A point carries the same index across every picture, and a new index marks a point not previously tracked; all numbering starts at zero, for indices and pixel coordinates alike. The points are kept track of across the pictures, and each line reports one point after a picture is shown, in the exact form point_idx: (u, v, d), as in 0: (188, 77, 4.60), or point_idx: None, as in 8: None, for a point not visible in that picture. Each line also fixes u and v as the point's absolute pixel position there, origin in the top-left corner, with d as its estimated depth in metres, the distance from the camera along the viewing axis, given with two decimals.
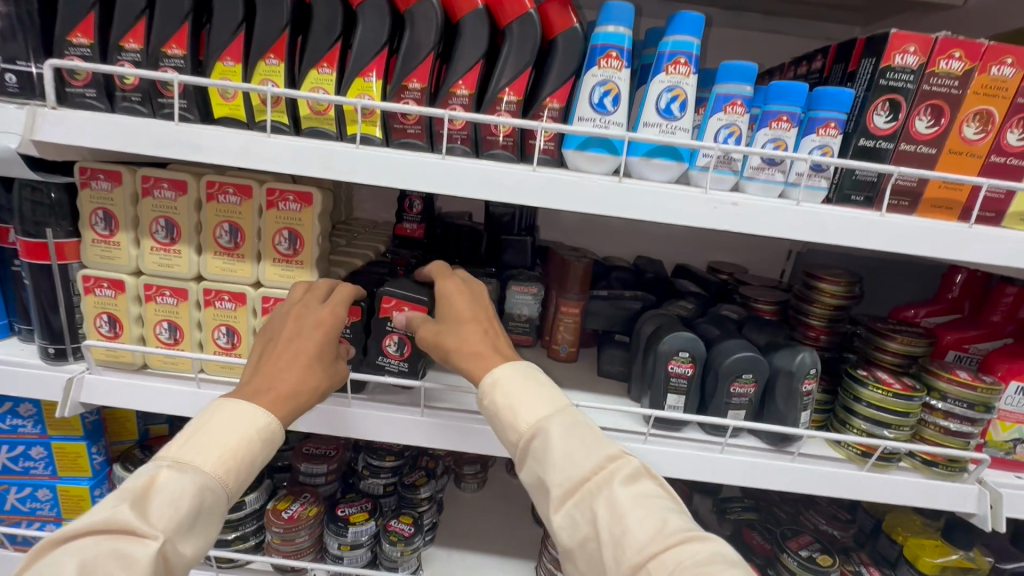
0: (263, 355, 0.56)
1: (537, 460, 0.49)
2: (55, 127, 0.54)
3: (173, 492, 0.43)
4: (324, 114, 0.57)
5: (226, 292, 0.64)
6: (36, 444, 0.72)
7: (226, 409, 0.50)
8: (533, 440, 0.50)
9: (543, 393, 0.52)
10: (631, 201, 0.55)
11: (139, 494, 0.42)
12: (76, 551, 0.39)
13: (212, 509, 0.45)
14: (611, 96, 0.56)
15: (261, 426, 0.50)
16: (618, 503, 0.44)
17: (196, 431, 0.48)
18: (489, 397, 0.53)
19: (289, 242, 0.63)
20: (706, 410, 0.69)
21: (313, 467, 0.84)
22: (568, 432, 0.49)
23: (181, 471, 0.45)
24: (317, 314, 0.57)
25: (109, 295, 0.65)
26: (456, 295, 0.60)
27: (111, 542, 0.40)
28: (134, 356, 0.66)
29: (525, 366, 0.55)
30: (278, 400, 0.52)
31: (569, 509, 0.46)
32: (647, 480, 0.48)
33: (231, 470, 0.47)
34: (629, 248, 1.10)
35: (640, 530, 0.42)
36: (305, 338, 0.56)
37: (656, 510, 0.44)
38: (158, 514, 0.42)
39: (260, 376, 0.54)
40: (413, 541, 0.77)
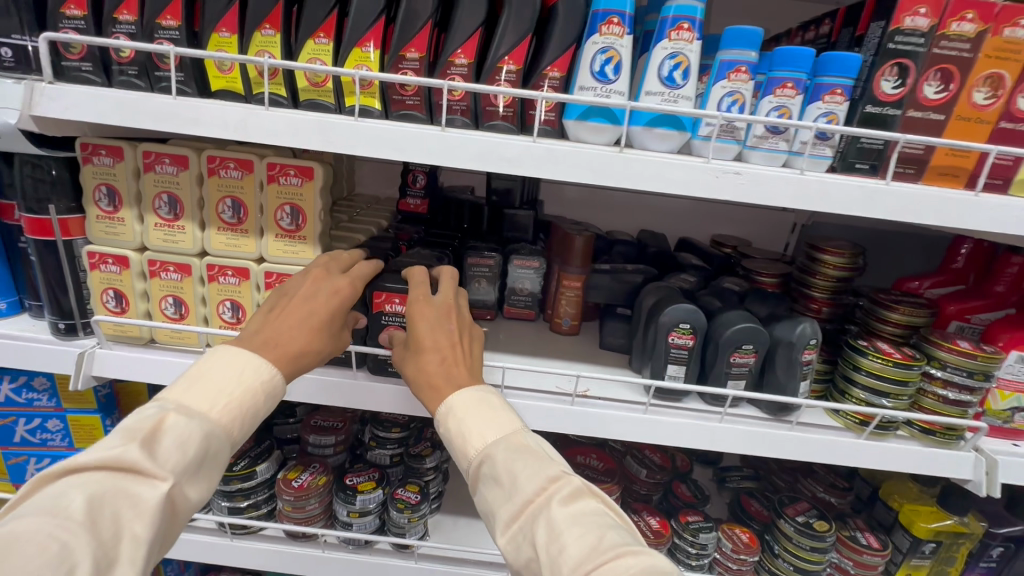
0: (273, 309, 0.56)
1: (486, 484, 0.50)
2: (53, 101, 0.54)
3: (182, 434, 0.44)
4: (322, 86, 0.56)
5: (229, 267, 0.65)
6: (52, 416, 0.74)
7: (232, 358, 0.51)
8: (478, 467, 0.51)
9: (494, 417, 0.53)
10: (632, 171, 0.55)
11: (148, 434, 0.43)
12: (82, 485, 0.39)
13: (216, 456, 0.47)
14: (612, 64, 0.55)
15: (264, 378, 0.51)
16: (555, 523, 0.45)
17: (201, 378, 0.49)
18: (443, 425, 0.54)
19: (292, 217, 0.63)
20: (706, 380, 0.70)
21: (322, 439, 0.86)
22: (511, 455, 0.50)
23: (188, 416, 0.46)
24: (335, 282, 0.59)
25: (114, 270, 0.65)
26: (419, 319, 0.59)
27: (118, 481, 0.40)
28: (141, 330, 0.67)
29: (478, 391, 0.55)
30: (283, 354, 0.53)
31: (514, 531, 0.47)
32: (589, 498, 0.48)
33: (235, 419, 0.48)
34: (632, 222, 1.09)
35: (576, 548, 0.43)
36: (320, 301, 0.57)
37: (593, 527, 0.44)
38: (166, 456, 0.43)
39: (266, 329, 0.54)
40: (419, 508, 0.79)
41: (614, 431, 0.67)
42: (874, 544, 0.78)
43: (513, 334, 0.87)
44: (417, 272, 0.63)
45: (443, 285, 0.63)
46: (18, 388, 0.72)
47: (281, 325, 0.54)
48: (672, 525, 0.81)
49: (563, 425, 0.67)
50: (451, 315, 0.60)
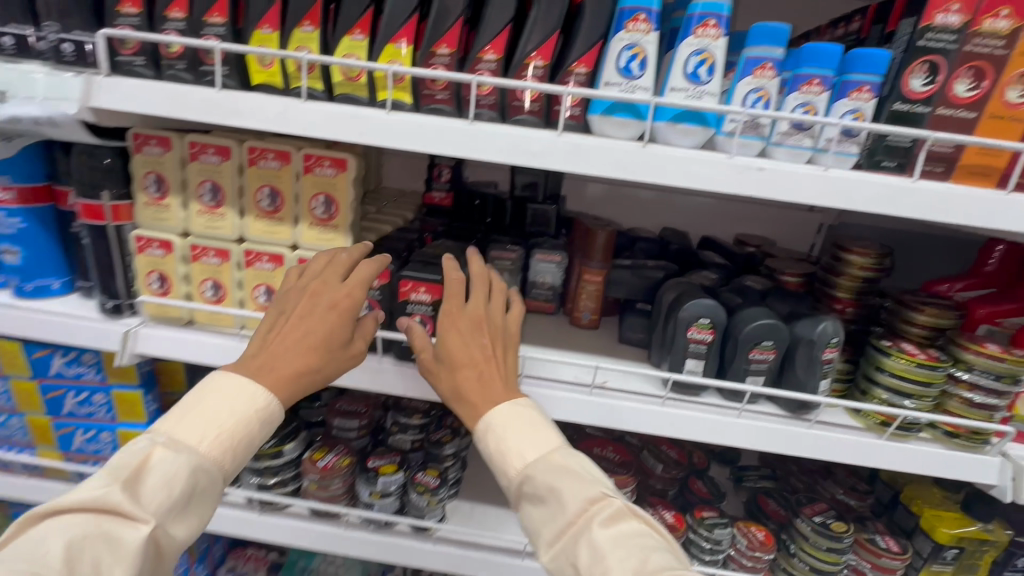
0: (273, 330, 0.59)
1: (529, 502, 0.55)
2: (109, 93, 0.57)
3: (167, 472, 0.49)
4: (357, 80, 0.59)
5: (265, 253, 0.68)
6: (97, 390, 0.78)
7: (224, 387, 0.55)
8: (521, 485, 0.56)
9: (534, 436, 0.57)
10: (655, 166, 0.56)
11: (132, 474, 0.48)
12: (66, 528, 0.44)
13: (204, 490, 0.51)
14: (638, 61, 0.56)
15: (259, 406, 0.55)
16: (597, 546, 0.49)
17: (191, 411, 0.53)
18: (483, 442, 0.58)
19: (325, 206, 0.66)
20: (725, 375, 0.70)
21: (346, 423, 0.89)
22: (553, 475, 0.54)
23: (175, 452, 0.50)
24: (332, 296, 0.59)
25: (159, 254, 0.69)
26: (452, 333, 0.61)
27: (99, 524, 0.45)
28: (181, 311, 0.71)
29: (515, 407, 0.59)
30: (276, 380, 0.56)
31: (556, 550, 0.52)
32: (629, 519, 0.52)
33: (224, 451, 0.52)
34: (654, 219, 1.09)
35: (619, 570, 0.47)
36: (317, 321, 0.58)
37: (634, 550, 0.49)
38: (149, 496, 0.47)
39: (264, 354, 0.57)
40: (438, 493, 0.82)
41: (631, 423, 0.68)
42: (894, 548, 0.77)
43: (533, 327, 0.88)
44: (451, 274, 0.63)
45: (472, 292, 0.64)
46: (68, 363, 0.77)
47: (280, 348, 0.57)
48: (687, 520, 0.82)
49: (582, 414, 0.68)
50: (485, 326, 0.62)
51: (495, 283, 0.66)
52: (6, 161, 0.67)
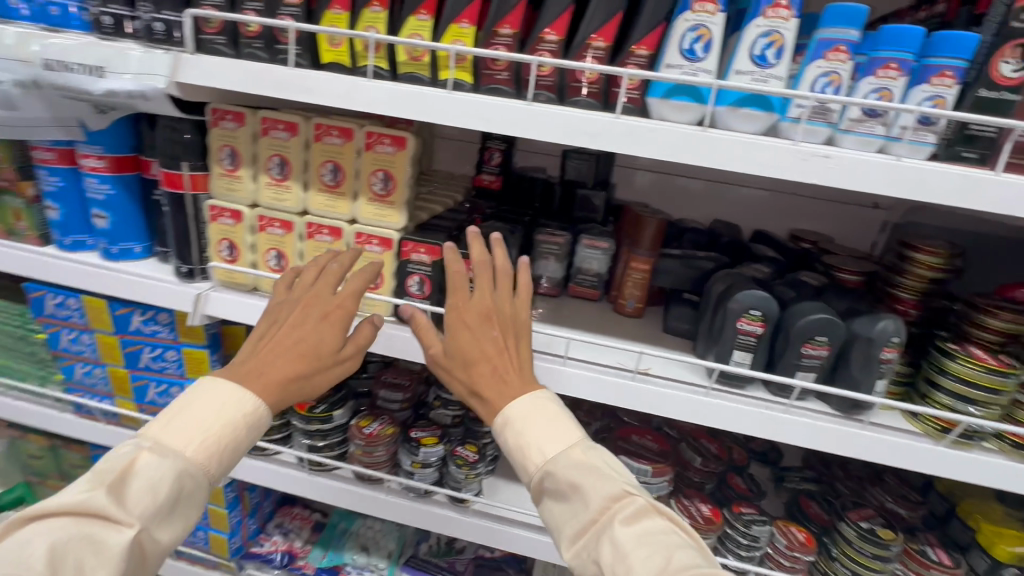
0: (263, 339, 0.60)
1: (550, 497, 0.56)
2: (195, 70, 0.62)
3: (151, 477, 0.50)
4: (420, 60, 0.61)
5: (326, 226, 0.71)
6: (170, 348, 0.85)
7: (215, 392, 0.56)
8: (542, 481, 0.57)
9: (553, 431, 0.58)
10: (713, 151, 0.55)
11: (116, 479, 0.49)
12: (51, 531, 0.46)
13: (190, 494, 0.52)
14: (702, 42, 0.55)
15: (248, 411, 0.56)
16: (621, 544, 0.50)
17: (179, 416, 0.54)
18: (502, 437, 0.59)
19: (383, 182, 0.68)
20: (773, 369, 0.68)
21: (391, 394, 0.92)
22: (574, 471, 0.55)
23: (161, 456, 0.51)
24: (323, 307, 0.61)
25: (230, 223, 0.74)
26: (462, 329, 0.61)
27: (83, 527, 0.47)
28: (247, 278, 0.76)
29: (535, 398, 0.60)
30: (264, 388, 0.57)
31: (578, 547, 0.53)
32: (653, 517, 0.53)
33: (211, 456, 0.53)
34: (705, 211, 1.07)
35: (643, 569, 0.48)
36: (309, 329, 0.60)
37: (660, 549, 0.49)
38: (134, 500, 0.49)
39: (252, 362, 0.58)
40: (476, 467, 0.85)
41: (672, 411, 0.68)
42: (945, 561, 0.73)
43: (577, 312, 0.89)
44: (456, 270, 0.63)
45: (478, 286, 0.63)
46: (145, 321, 0.83)
47: (267, 356, 0.59)
48: (723, 514, 0.81)
49: (622, 399, 0.69)
50: (494, 318, 0.62)
51: (504, 266, 0.64)
52: (99, 132, 0.73)
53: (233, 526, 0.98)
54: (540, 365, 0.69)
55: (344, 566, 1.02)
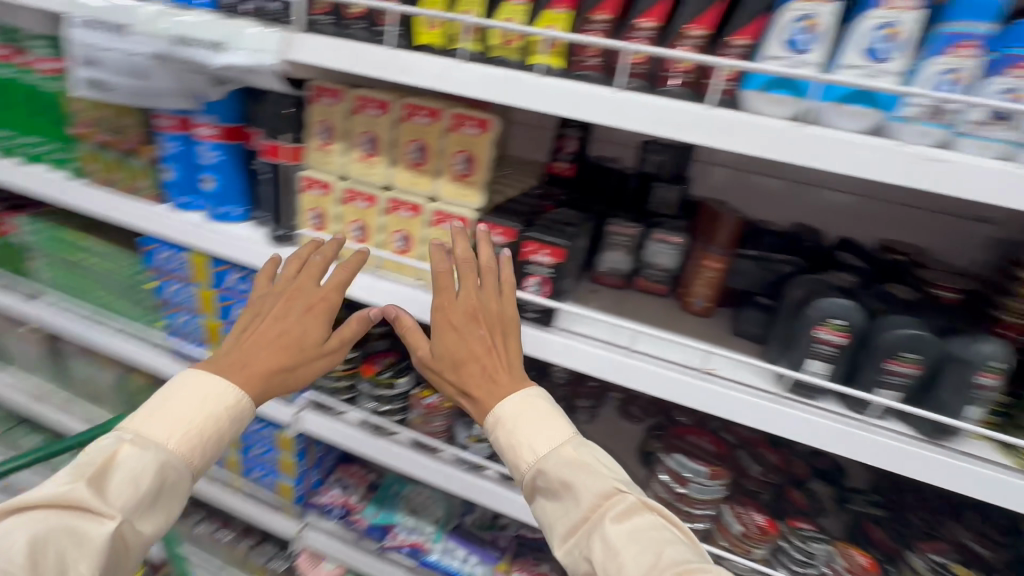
0: (246, 333, 0.68)
1: (543, 495, 0.61)
2: (304, 48, 0.67)
3: (133, 469, 0.56)
4: (511, 45, 0.62)
5: (407, 203, 0.75)
6: None
7: (193, 388, 0.62)
8: (536, 477, 0.61)
9: (543, 429, 0.62)
10: (809, 148, 0.52)
11: (98, 471, 0.54)
12: (30, 525, 0.51)
13: (170, 485, 0.58)
14: (809, 33, 0.52)
15: (231, 403, 0.63)
16: (611, 542, 0.54)
17: (161, 411, 0.60)
18: (494, 435, 0.64)
19: (465, 163, 0.70)
20: (852, 383, 0.65)
21: None
22: (564, 468, 0.59)
23: (141, 449, 0.57)
24: (304, 301, 0.70)
25: (320, 194, 0.79)
26: (448, 328, 0.66)
27: (64, 521, 0.52)
28: (331, 246, 0.81)
29: (525, 395, 0.64)
30: (247, 377, 0.64)
31: (570, 545, 0.57)
32: (643, 513, 0.56)
33: (190, 448, 0.59)
34: (786, 213, 1.02)
35: (633, 565, 0.51)
36: (291, 322, 0.68)
37: (650, 545, 0.52)
38: (115, 494, 0.54)
39: (235, 354, 0.66)
40: None
41: (736, 414, 0.66)
42: None
43: (642, 306, 0.88)
44: (441, 273, 0.68)
45: (463, 288, 0.67)
46: (239, 279, 0.91)
47: (254, 347, 0.66)
48: (779, 526, 0.78)
49: (686, 397, 0.67)
50: (481, 317, 0.66)
51: (493, 263, 0.68)
52: (217, 103, 0.81)
53: (300, 472, 1.07)
54: (605, 355, 0.69)
55: (394, 525, 1.08)
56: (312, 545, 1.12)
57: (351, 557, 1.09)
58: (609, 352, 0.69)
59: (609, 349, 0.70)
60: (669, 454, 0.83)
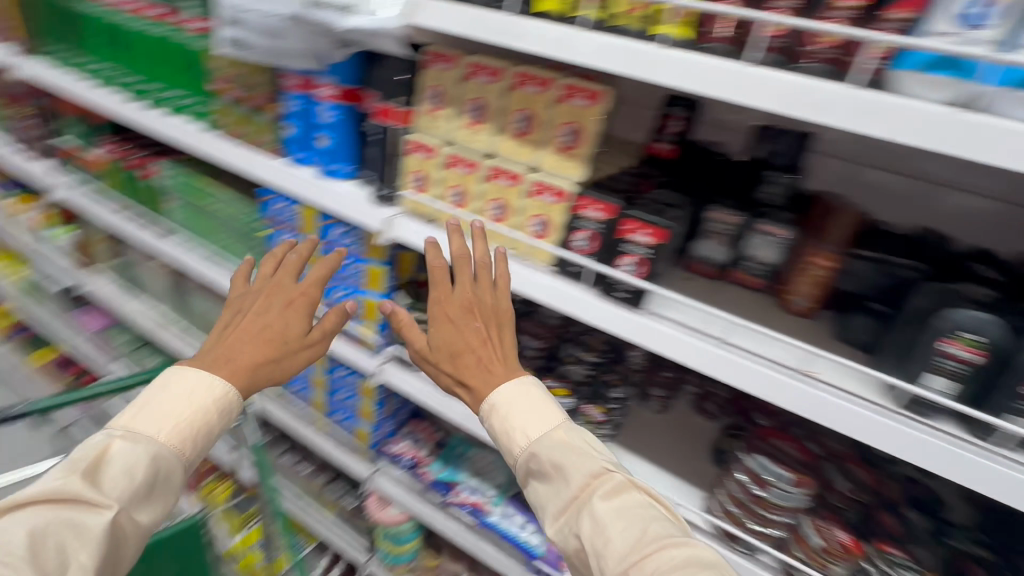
0: (229, 329, 0.70)
1: (536, 474, 0.66)
2: (428, 12, 0.68)
3: (128, 461, 0.57)
4: (631, 14, 0.60)
5: (507, 171, 0.76)
6: (354, 260, 0.97)
7: (180, 385, 0.63)
8: (529, 461, 0.67)
9: (535, 412, 0.68)
10: (967, 137, 0.46)
11: (91, 466, 0.56)
12: (26, 521, 0.52)
13: (165, 475, 0.60)
14: (991, 5, 0.45)
15: (221, 395, 0.65)
16: (600, 519, 0.58)
17: (147, 408, 0.61)
18: (487, 422, 0.70)
19: (571, 135, 0.70)
20: (978, 405, 0.58)
21: (529, 342, 0.98)
22: (553, 449, 0.65)
23: (135, 442, 0.59)
24: (286, 295, 0.73)
25: (424, 158, 0.82)
26: (446, 320, 0.73)
27: (61, 514, 0.53)
28: (430, 209, 0.84)
29: (522, 381, 0.70)
30: (233, 370, 0.66)
31: (561, 523, 0.62)
32: (630, 491, 0.61)
33: (181, 439, 0.61)
34: (911, 217, 0.91)
35: (620, 541, 0.56)
36: (273, 315, 0.71)
37: (637, 522, 0.57)
38: (110, 485, 0.56)
39: (219, 349, 0.68)
40: (602, 426, 0.91)
41: (835, 421, 0.62)
42: None
43: (736, 301, 0.85)
44: (437, 269, 0.75)
45: (455, 283, 0.74)
46: (342, 234, 0.97)
47: (234, 342, 0.68)
48: (865, 548, 0.73)
49: (780, 397, 0.64)
50: (477, 310, 0.72)
51: (489, 261, 0.75)
52: (338, 65, 0.85)
53: (377, 419, 1.14)
54: (697, 344, 0.67)
55: (457, 484, 1.13)
56: (381, 489, 1.19)
57: (416, 506, 1.15)
58: (701, 341, 0.66)
59: (700, 338, 0.67)
60: (749, 454, 0.79)
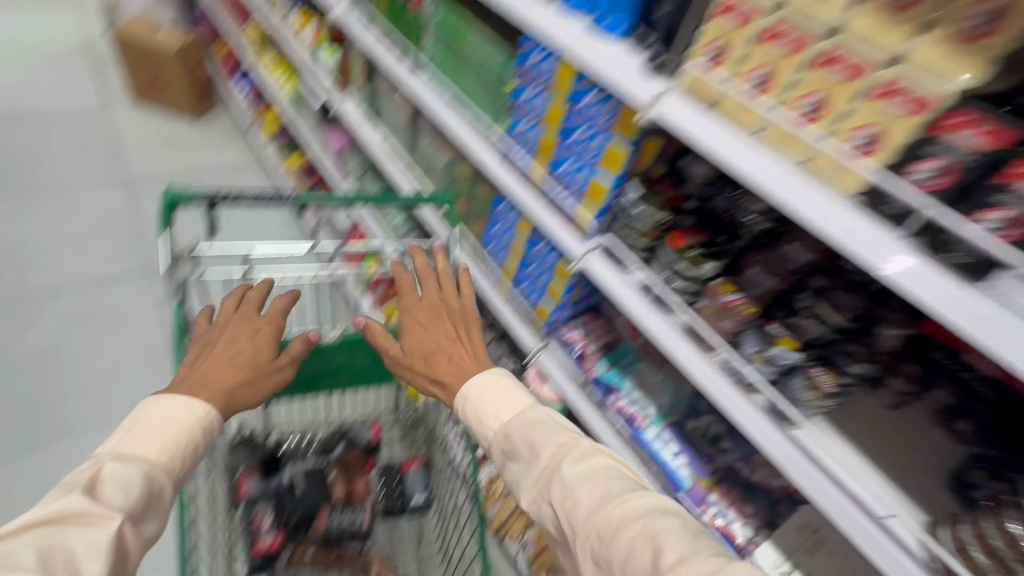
0: (199, 356, 0.93)
1: (514, 456, 0.79)
2: None
3: (122, 477, 0.69)
4: None
5: (850, 59, 0.58)
6: (600, 134, 0.91)
7: (157, 414, 0.78)
8: (504, 441, 0.82)
9: (508, 395, 0.86)
10: None
11: (89, 484, 0.67)
12: (30, 542, 0.59)
13: (157, 495, 0.72)
14: None
15: (198, 414, 0.81)
16: (567, 484, 0.71)
17: (130, 436, 0.76)
18: (463, 410, 0.88)
19: (985, 18, 0.50)
20: None
21: (761, 277, 0.85)
22: (527, 426, 0.79)
23: (123, 462, 0.71)
24: (252, 323, 0.99)
25: (733, 25, 0.68)
26: (418, 325, 0.99)
27: (66, 530, 0.61)
28: (714, 91, 0.70)
29: (493, 373, 0.90)
30: (211, 389, 0.87)
31: (535, 495, 0.75)
32: (594, 456, 0.73)
33: (169, 455, 0.76)
34: None
35: (585, 500, 0.68)
36: (242, 341, 0.95)
37: (600, 483, 0.69)
38: (110, 497, 0.67)
39: (195, 375, 0.88)
40: (828, 399, 0.77)
41: None
42: None
43: None
44: (405, 279, 1.01)
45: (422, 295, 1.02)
46: (595, 102, 0.90)
47: (212, 371, 0.90)
48: None
49: None
50: (444, 317, 1.00)
51: (449, 271, 1.04)
52: None
53: (561, 302, 1.14)
54: None
55: (619, 390, 1.14)
56: (542, 366, 1.23)
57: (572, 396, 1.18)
58: None
59: None
60: None
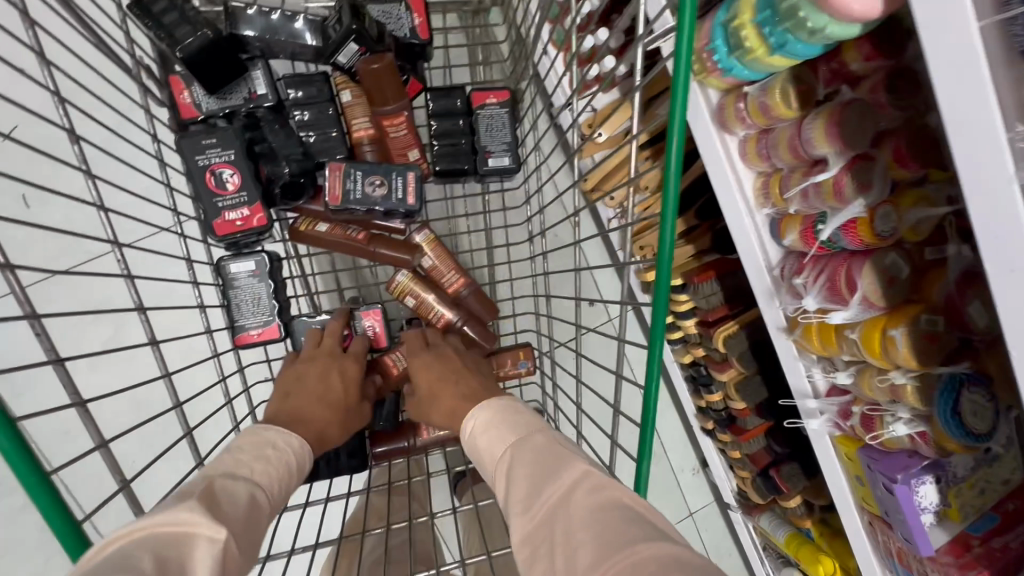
0: (287, 392, 0.77)
1: (507, 489, 0.56)
2: None
3: (232, 495, 0.52)
4: None
5: None
6: None
7: (276, 434, 0.66)
8: (505, 475, 0.58)
9: (520, 421, 0.64)
10: None
11: (205, 496, 0.49)
12: (144, 549, 0.41)
13: (261, 524, 0.52)
14: None
15: (296, 446, 0.66)
16: (573, 523, 0.47)
17: (238, 458, 0.59)
18: (469, 445, 0.67)
19: None
20: None
21: None
22: (535, 451, 0.57)
23: (234, 480, 0.54)
24: (344, 364, 0.84)
25: None
26: (418, 369, 0.82)
27: (178, 543, 0.43)
28: None
29: (505, 399, 0.69)
30: (311, 431, 0.72)
31: (530, 530, 0.50)
32: (613, 491, 0.49)
33: (274, 485, 0.58)
34: None
35: (589, 550, 0.44)
36: (331, 381, 0.80)
37: (607, 527, 0.45)
38: (224, 513, 0.48)
39: (292, 408, 0.74)
40: None
41: None
42: None
43: None
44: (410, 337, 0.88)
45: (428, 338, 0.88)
46: None
47: (303, 407, 0.75)
48: None
49: None
50: (449, 355, 0.84)
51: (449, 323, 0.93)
52: None
53: None
54: None
55: None
56: None
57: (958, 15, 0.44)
58: None
59: None
60: None
